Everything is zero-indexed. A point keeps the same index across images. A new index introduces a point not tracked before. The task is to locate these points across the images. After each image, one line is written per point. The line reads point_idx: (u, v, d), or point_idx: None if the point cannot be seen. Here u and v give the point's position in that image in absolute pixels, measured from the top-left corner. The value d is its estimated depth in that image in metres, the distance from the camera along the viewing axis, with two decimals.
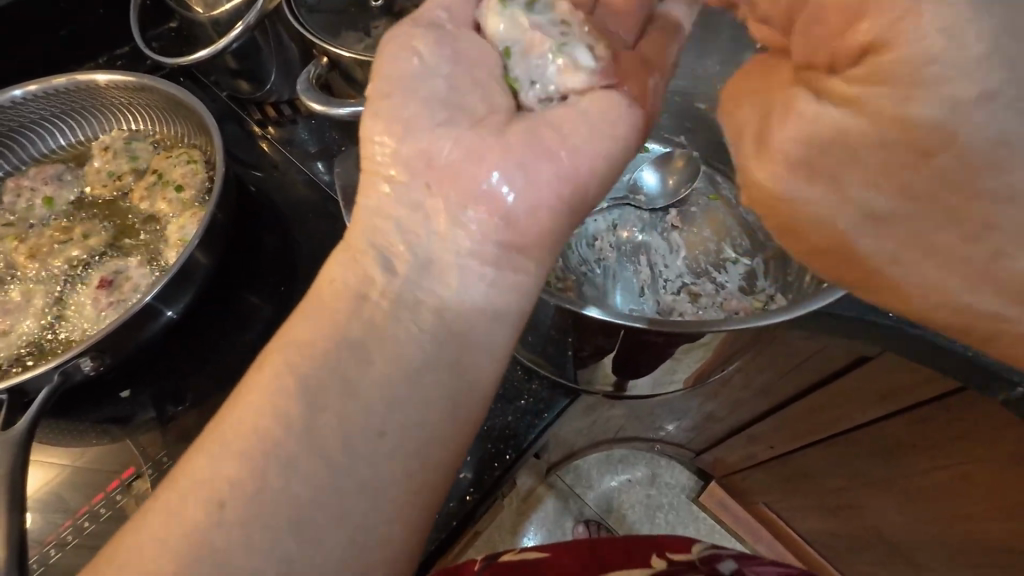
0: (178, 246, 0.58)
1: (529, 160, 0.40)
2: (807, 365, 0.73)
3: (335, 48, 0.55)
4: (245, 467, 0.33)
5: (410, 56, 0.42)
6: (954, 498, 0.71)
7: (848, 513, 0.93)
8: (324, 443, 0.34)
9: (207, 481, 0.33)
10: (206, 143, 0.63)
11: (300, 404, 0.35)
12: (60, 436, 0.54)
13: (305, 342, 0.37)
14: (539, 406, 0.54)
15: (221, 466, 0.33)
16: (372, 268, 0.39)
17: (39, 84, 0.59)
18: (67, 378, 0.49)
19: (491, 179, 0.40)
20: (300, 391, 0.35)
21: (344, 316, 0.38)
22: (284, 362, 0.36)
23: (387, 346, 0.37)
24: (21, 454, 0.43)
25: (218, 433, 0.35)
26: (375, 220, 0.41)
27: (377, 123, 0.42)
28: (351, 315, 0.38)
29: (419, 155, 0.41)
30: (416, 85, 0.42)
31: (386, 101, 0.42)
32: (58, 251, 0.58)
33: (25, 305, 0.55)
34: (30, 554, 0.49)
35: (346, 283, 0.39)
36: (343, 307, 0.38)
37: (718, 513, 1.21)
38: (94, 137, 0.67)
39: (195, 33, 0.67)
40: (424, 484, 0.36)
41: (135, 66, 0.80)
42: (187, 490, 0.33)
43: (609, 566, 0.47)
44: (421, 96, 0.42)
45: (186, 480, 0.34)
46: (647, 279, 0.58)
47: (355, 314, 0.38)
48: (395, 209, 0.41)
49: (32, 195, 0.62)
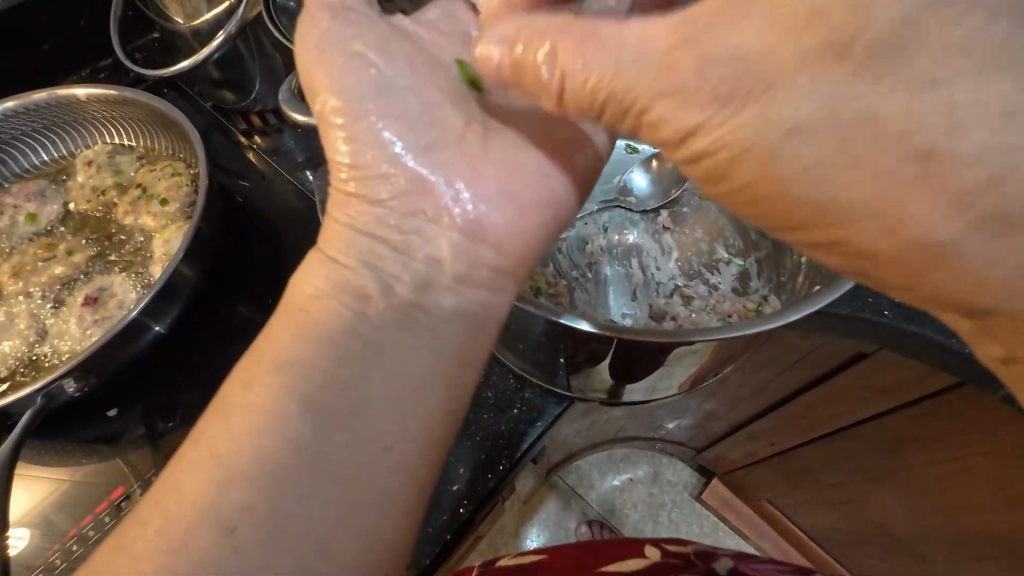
0: (163, 260, 0.57)
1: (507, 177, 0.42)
2: (804, 363, 0.72)
3: None
4: (237, 510, 0.32)
5: (363, 61, 0.42)
6: (957, 492, 0.71)
7: (851, 508, 0.93)
8: (318, 453, 0.34)
9: (189, 508, 0.32)
10: (190, 155, 0.62)
11: (290, 430, 0.34)
12: (49, 456, 0.53)
13: (288, 350, 0.36)
14: (532, 414, 0.54)
15: (206, 506, 0.32)
16: (358, 292, 0.38)
17: (19, 100, 0.58)
18: (52, 400, 0.48)
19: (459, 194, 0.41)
20: (287, 416, 0.34)
21: (328, 334, 0.37)
22: (263, 380, 0.35)
23: (378, 368, 0.36)
24: (5, 478, 0.42)
25: (194, 451, 0.34)
26: (347, 233, 0.41)
27: (342, 127, 0.41)
28: (336, 334, 0.37)
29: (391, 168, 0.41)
30: (368, 89, 0.41)
31: (343, 107, 0.41)
32: (42, 269, 0.57)
33: (9, 326, 0.54)
34: None
35: (331, 298, 0.38)
36: (322, 325, 0.37)
37: (721, 510, 1.20)
38: (79, 151, 0.66)
39: (177, 43, 0.67)
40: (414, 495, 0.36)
41: (120, 79, 0.79)
42: (169, 514, 0.32)
43: (604, 564, 0.46)
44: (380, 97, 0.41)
45: (170, 500, 0.33)
46: (639, 282, 0.57)
47: (341, 331, 0.37)
48: (376, 222, 0.41)
49: (15, 212, 0.61)
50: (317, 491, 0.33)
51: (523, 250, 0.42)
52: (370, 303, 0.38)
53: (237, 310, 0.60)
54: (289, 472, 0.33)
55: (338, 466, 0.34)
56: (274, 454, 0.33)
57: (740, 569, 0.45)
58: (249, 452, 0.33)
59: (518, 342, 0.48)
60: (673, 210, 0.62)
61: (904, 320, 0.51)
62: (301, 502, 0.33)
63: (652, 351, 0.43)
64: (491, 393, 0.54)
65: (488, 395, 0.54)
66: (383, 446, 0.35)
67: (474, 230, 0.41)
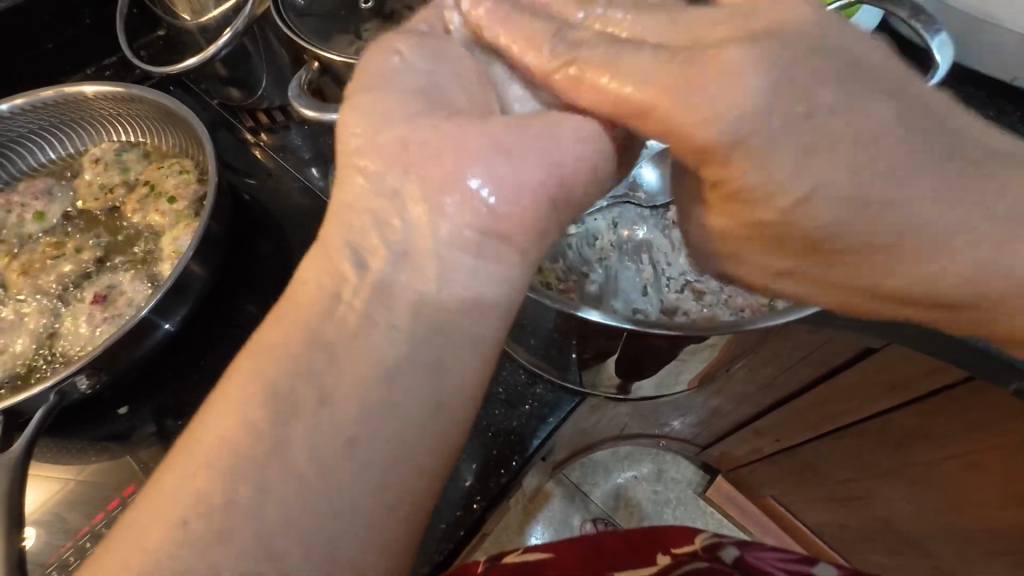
0: (172, 258, 0.57)
1: (529, 151, 0.35)
2: (811, 359, 0.72)
3: (327, 53, 0.54)
4: (206, 516, 0.29)
5: (401, 50, 0.40)
6: (966, 488, 0.71)
7: (858, 504, 0.93)
8: (287, 448, 0.31)
9: (161, 525, 0.29)
10: (198, 154, 0.62)
11: (264, 431, 0.31)
12: (58, 453, 0.53)
13: (267, 349, 0.33)
14: (544, 410, 0.54)
15: (177, 515, 0.29)
16: (344, 276, 0.35)
17: (26, 98, 0.58)
18: (64, 397, 0.48)
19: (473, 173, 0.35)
20: (262, 416, 0.31)
21: (310, 327, 0.34)
22: (244, 380, 0.32)
23: (359, 364, 0.32)
24: (19, 474, 0.42)
25: (177, 455, 0.32)
26: None
27: (358, 113, 0.37)
28: (317, 325, 0.33)
29: (400, 145, 0.36)
30: (404, 77, 0.38)
31: (374, 87, 0.38)
32: (51, 267, 0.57)
33: (19, 325, 0.53)
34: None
35: (318, 286, 0.35)
36: (312, 316, 0.34)
37: (726, 508, 1.20)
38: (85, 150, 0.66)
39: (184, 40, 0.66)
40: (406, 507, 0.32)
41: (125, 76, 0.78)
42: (140, 525, 0.30)
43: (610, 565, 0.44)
44: (404, 89, 0.38)
45: (142, 514, 0.30)
46: (649, 278, 0.57)
47: (321, 322, 0.34)
48: (369, 208, 0.36)
49: (22, 210, 0.61)
50: (292, 501, 0.30)
51: (531, 231, 0.36)
52: (357, 285, 0.34)
53: (245, 308, 0.60)
54: (259, 469, 0.30)
55: (312, 470, 0.31)
56: (252, 451, 0.31)
57: (745, 557, 0.43)
58: (228, 447, 0.31)
59: (533, 337, 0.48)
60: None
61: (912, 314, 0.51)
62: (280, 510, 0.30)
63: (667, 346, 0.42)
64: (502, 389, 0.54)
65: (500, 391, 0.54)
66: (387, 456, 0.32)
67: (482, 215, 0.35)
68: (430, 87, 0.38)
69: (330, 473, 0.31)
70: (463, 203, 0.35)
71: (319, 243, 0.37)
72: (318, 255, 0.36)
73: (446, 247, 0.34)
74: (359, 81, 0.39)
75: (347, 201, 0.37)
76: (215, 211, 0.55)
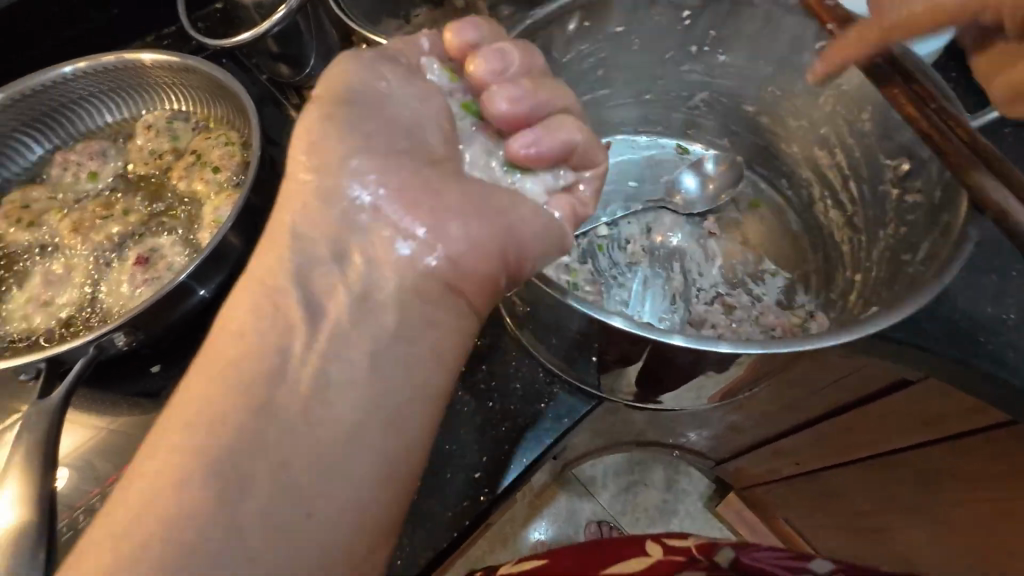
0: (212, 227, 0.58)
1: (467, 220, 0.40)
2: (841, 384, 0.70)
3: (376, 36, 0.54)
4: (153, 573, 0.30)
5: (386, 77, 0.45)
6: (996, 533, 0.68)
7: (876, 537, 0.90)
8: (238, 513, 0.32)
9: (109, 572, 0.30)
10: (244, 127, 0.63)
11: (212, 486, 0.32)
12: (94, 403, 0.56)
13: (211, 403, 0.35)
14: (559, 409, 0.53)
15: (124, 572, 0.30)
16: (290, 331, 0.37)
17: (88, 62, 0.60)
18: (102, 351, 0.50)
19: (404, 240, 0.40)
20: (205, 473, 0.32)
21: (256, 385, 0.35)
22: (186, 437, 0.33)
23: (320, 420, 0.35)
24: (57, 419, 0.44)
25: (111, 516, 0.32)
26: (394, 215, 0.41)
27: (308, 152, 0.41)
28: (264, 386, 0.35)
29: (347, 207, 0.40)
30: (367, 95, 0.44)
31: (321, 124, 0.42)
32: (100, 226, 0.60)
33: (68, 280, 0.56)
34: (61, 517, 0.50)
35: (259, 342, 0.37)
36: (256, 375, 0.36)
37: (736, 525, 1.18)
38: (135, 116, 0.68)
39: (240, 15, 0.68)
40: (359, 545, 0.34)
41: (182, 47, 0.81)
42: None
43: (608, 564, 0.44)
44: (356, 123, 0.42)
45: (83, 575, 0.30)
46: (680, 287, 0.56)
47: (269, 383, 0.35)
48: (309, 253, 0.40)
49: (78, 169, 0.64)
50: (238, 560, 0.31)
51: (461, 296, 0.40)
52: (309, 341, 0.37)
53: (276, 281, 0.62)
54: (207, 532, 0.31)
55: (267, 523, 0.32)
56: (196, 516, 0.31)
57: (741, 562, 0.44)
58: (168, 511, 0.31)
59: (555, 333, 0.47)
60: (720, 215, 0.61)
61: (959, 351, 0.48)
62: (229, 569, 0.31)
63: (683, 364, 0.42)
64: (520, 386, 0.54)
65: (517, 386, 0.54)
66: (345, 476, 0.34)
67: (415, 276, 0.39)
68: (399, 129, 0.43)
69: (286, 526, 0.32)
70: (398, 250, 0.40)
71: (250, 279, 0.39)
72: (258, 296, 0.38)
73: (390, 304, 0.38)
74: (334, 89, 0.43)
75: (294, 232, 0.40)
76: (255, 184, 0.56)
